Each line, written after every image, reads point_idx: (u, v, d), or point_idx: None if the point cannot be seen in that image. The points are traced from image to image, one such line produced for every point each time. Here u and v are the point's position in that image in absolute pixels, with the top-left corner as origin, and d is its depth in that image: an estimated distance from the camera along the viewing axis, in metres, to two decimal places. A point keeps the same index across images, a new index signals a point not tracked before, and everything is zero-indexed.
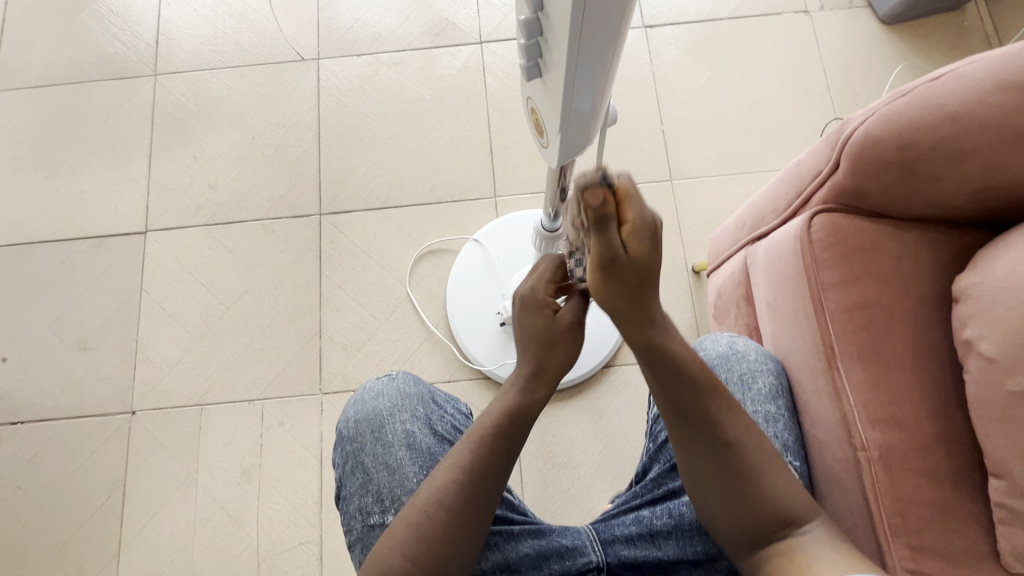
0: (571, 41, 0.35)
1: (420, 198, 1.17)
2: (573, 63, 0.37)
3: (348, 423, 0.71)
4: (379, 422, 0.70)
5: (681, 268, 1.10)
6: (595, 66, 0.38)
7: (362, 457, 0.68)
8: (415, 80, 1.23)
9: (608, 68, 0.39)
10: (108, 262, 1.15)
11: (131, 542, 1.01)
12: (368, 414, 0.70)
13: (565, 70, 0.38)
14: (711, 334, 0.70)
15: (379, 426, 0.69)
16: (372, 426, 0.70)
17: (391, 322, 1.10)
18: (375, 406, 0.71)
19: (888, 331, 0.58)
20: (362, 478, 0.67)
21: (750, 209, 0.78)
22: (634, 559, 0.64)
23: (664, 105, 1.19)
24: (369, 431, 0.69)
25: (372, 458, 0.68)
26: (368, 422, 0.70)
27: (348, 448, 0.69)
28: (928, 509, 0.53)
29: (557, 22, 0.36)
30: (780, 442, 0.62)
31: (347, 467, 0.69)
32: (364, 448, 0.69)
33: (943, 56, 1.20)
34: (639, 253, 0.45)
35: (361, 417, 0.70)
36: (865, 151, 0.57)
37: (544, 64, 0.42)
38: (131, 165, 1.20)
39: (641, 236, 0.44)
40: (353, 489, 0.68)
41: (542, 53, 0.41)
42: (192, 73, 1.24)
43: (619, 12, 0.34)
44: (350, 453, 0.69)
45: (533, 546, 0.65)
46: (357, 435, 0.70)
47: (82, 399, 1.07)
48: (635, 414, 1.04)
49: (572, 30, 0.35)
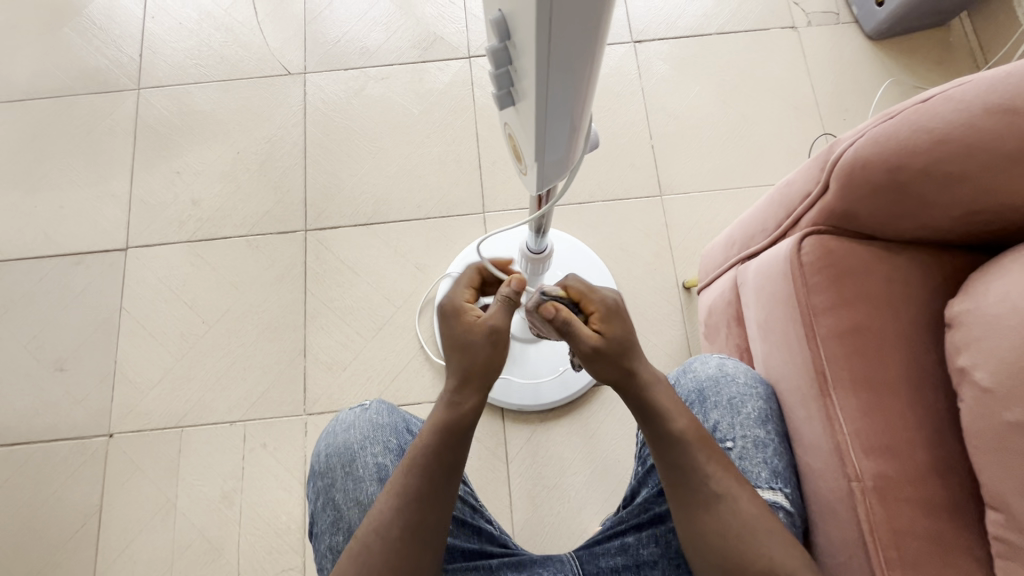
0: (538, 72, 0.34)
1: (408, 214, 1.15)
2: (544, 93, 0.36)
3: (319, 458, 0.69)
4: (350, 456, 0.67)
5: (672, 285, 1.09)
6: (569, 93, 0.37)
7: (333, 493, 0.66)
8: (402, 94, 1.22)
9: (579, 95, 0.38)
10: (87, 279, 1.12)
11: (105, 571, 0.97)
12: (338, 447, 0.68)
13: (534, 100, 0.37)
14: (701, 356, 0.69)
15: (350, 460, 0.67)
16: (342, 460, 0.68)
17: (378, 340, 1.08)
18: (346, 439, 0.69)
19: (881, 357, 0.56)
20: (332, 515, 0.65)
21: (740, 227, 0.77)
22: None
23: (653, 120, 1.18)
24: (340, 466, 0.67)
25: (341, 494, 0.66)
26: (338, 456, 0.68)
27: (319, 484, 0.67)
28: (924, 542, 0.52)
29: (525, 51, 0.35)
30: (771, 468, 0.60)
31: (318, 503, 0.67)
32: (335, 483, 0.66)
33: (929, 72, 1.21)
34: (617, 331, 0.54)
35: (332, 451, 0.68)
36: (854, 173, 0.56)
37: (516, 91, 0.40)
38: (112, 181, 1.18)
39: (612, 318, 0.54)
40: (324, 526, 0.66)
41: (514, 80, 0.40)
42: (177, 87, 1.23)
43: (585, 41, 0.33)
44: (321, 488, 0.67)
45: None
46: (328, 470, 0.68)
47: (57, 421, 1.04)
48: (627, 434, 1.02)
49: (540, 61, 0.33)
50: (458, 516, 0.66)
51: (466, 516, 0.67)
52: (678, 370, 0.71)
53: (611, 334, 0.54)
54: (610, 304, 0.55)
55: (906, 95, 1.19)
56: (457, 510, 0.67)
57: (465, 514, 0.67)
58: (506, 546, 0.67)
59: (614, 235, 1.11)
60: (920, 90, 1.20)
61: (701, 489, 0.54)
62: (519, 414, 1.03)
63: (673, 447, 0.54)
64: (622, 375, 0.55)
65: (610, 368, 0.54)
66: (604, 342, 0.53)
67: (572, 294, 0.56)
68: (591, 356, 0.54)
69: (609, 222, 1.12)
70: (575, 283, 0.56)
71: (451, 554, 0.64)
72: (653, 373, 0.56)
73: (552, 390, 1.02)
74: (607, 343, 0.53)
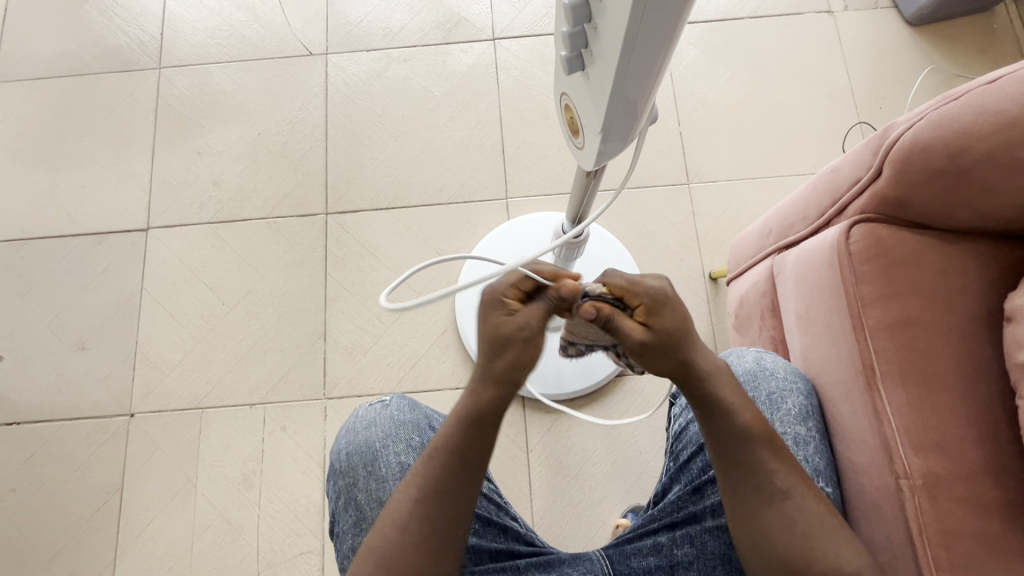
0: (626, 30, 0.32)
1: (429, 198, 1.13)
2: (627, 55, 0.34)
3: (340, 456, 0.68)
4: (371, 455, 0.66)
5: (698, 275, 1.06)
6: (651, 59, 0.35)
7: (355, 493, 0.65)
8: (424, 77, 1.20)
9: (658, 68, 0.36)
10: (108, 259, 1.12)
11: (126, 549, 0.98)
12: (359, 446, 0.67)
13: (613, 66, 0.35)
14: (737, 349, 0.67)
15: (372, 460, 0.66)
16: (364, 458, 0.67)
17: (398, 326, 1.07)
18: (368, 437, 0.68)
19: (933, 351, 0.54)
20: (355, 515, 0.65)
21: (776, 215, 0.75)
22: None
23: (681, 106, 1.15)
24: (362, 465, 0.66)
25: (363, 494, 0.65)
26: (360, 455, 0.67)
27: (341, 482, 0.67)
28: (976, 544, 0.50)
29: (614, 6, 0.33)
30: (811, 466, 0.58)
31: (340, 502, 0.66)
32: (357, 483, 0.66)
33: (972, 59, 1.16)
34: (664, 324, 0.51)
35: (353, 449, 0.67)
36: (912, 157, 0.54)
37: (589, 55, 0.39)
38: (133, 161, 1.17)
39: (658, 307, 0.52)
40: (347, 526, 0.65)
41: (588, 42, 0.38)
42: (198, 67, 1.21)
43: (676, 8, 0.31)
44: (343, 488, 0.66)
45: None
46: (349, 469, 0.67)
47: (79, 400, 1.04)
48: (650, 425, 1.00)
49: (631, 17, 0.31)
50: (483, 514, 0.65)
51: (492, 514, 0.66)
52: None
53: (659, 326, 0.51)
54: (658, 294, 0.52)
55: (946, 83, 1.15)
56: (482, 509, 0.66)
57: (491, 512, 0.66)
58: (532, 544, 0.66)
59: (640, 223, 1.09)
60: (961, 78, 1.16)
61: (765, 486, 0.53)
62: (540, 402, 1.02)
63: (738, 442, 0.53)
64: (675, 371, 0.53)
65: (662, 363, 0.52)
66: (651, 336, 0.51)
67: (614, 290, 0.53)
68: (641, 350, 0.52)
69: (635, 210, 1.10)
70: (616, 278, 0.53)
71: (478, 555, 0.63)
72: (715, 366, 0.54)
73: (574, 379, 1.00)
74: (654, 336, 0.51)
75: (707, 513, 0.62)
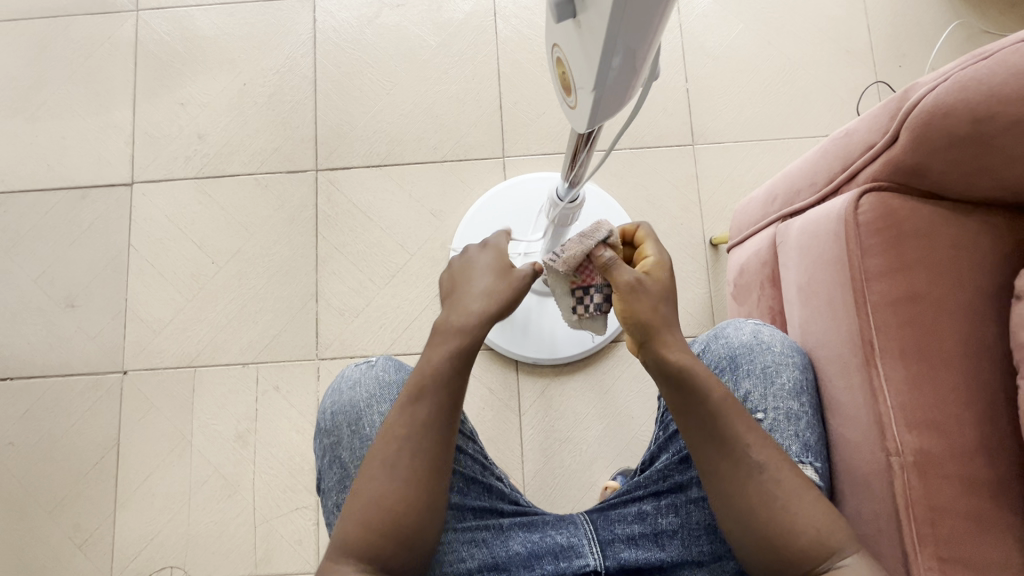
0: None
1: (422, 156, 1.09)
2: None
3: (326, 416, 0.68)
4: (355, 415, 0.66)
5: (699, 241, 1.04)
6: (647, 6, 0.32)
7: (339, 452, 0.65)
8: (418, 24, 1.13)
9: (655, 17, 0.32)
10: (94, 214, 1.08)
11: (125, 503, 0.99)
12: (344, 405, 0.67)
13: (608, 12, 0.32)
14: (734, 321, 0.66)
15: (356, 419, 0.66)
16: (349, 418, 0.66)
17: (392, 287, 1.05)
18: (352, 396, 0.67)
19: (936, 327, 0.53)
20: (339, 472, 0.65)
21: (784, 180, 0.71)
22: (634, 561, 0.61)
23: (689, 60, 1.09)
24: (346, 424, 0.66)
25: (348, 453, 0.65)
26: (345, 414, 0.66)
27: (326, 441, 0.67)
28: (961, 521, 0.50)
29: None
30: (802, 442, 0.58)
31: (325, 461, 0.66)
32: (342, 441, 0.65)
33: (1002, 14, 1.08)
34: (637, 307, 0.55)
35: (338, 408, 0.67)
36: (933, 121, 0.50)
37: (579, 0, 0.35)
38: (113, 111, 1.12)
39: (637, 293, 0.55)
40: (331, 484, 0.65)
41: None
42: (178, 11, 1.14)
43: None
44: (327, 446, 0.66)
45: (524, 543, 0.62)
46: (334, 428, 0.66)
47: (72, 356, 1.04)
48: (642, 391, 1.01)
49: None
50: (468, 474, 0.65)
51: (477, 474, 0.65)
52: (707, 334, 0.67)
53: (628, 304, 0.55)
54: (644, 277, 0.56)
55: (972, 40, 1.08)
56: (468, 469, 0.65)
57: (476, 472, 0.66)
58: (517, 504, 0.67)
59: (641, 185, 1.05)
60: (988, 34, 1.08)
61: (740, 463, 0.52)
62: (533, 366, 1.01)
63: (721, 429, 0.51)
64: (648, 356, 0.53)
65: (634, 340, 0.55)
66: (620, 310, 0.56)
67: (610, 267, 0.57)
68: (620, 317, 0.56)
69: (636, 171, 1.06)
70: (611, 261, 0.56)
71: (462, 512, 0.63)
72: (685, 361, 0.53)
73: (568, 344, 0.99)
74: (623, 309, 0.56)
75: (693, 484, 0.63)
